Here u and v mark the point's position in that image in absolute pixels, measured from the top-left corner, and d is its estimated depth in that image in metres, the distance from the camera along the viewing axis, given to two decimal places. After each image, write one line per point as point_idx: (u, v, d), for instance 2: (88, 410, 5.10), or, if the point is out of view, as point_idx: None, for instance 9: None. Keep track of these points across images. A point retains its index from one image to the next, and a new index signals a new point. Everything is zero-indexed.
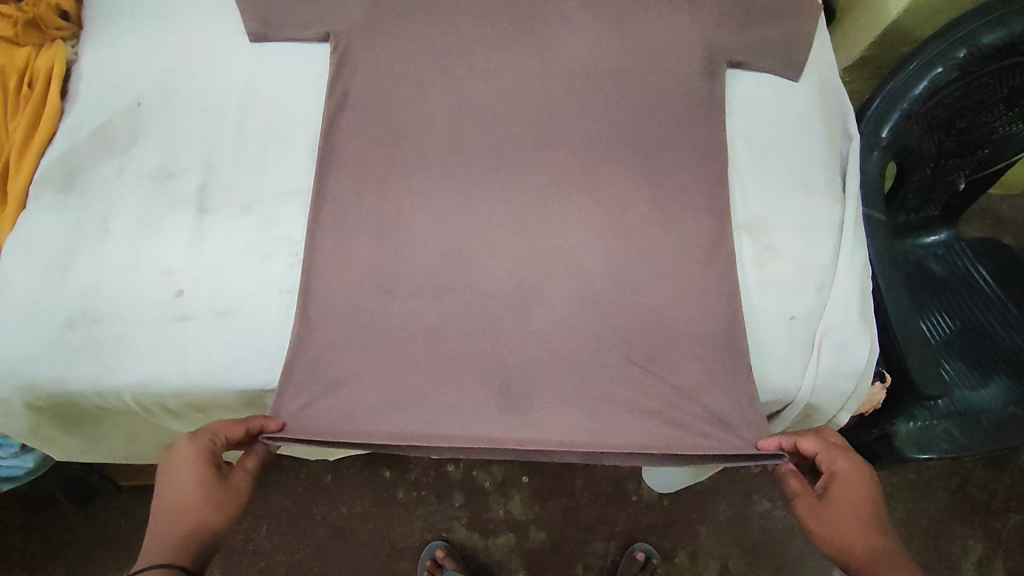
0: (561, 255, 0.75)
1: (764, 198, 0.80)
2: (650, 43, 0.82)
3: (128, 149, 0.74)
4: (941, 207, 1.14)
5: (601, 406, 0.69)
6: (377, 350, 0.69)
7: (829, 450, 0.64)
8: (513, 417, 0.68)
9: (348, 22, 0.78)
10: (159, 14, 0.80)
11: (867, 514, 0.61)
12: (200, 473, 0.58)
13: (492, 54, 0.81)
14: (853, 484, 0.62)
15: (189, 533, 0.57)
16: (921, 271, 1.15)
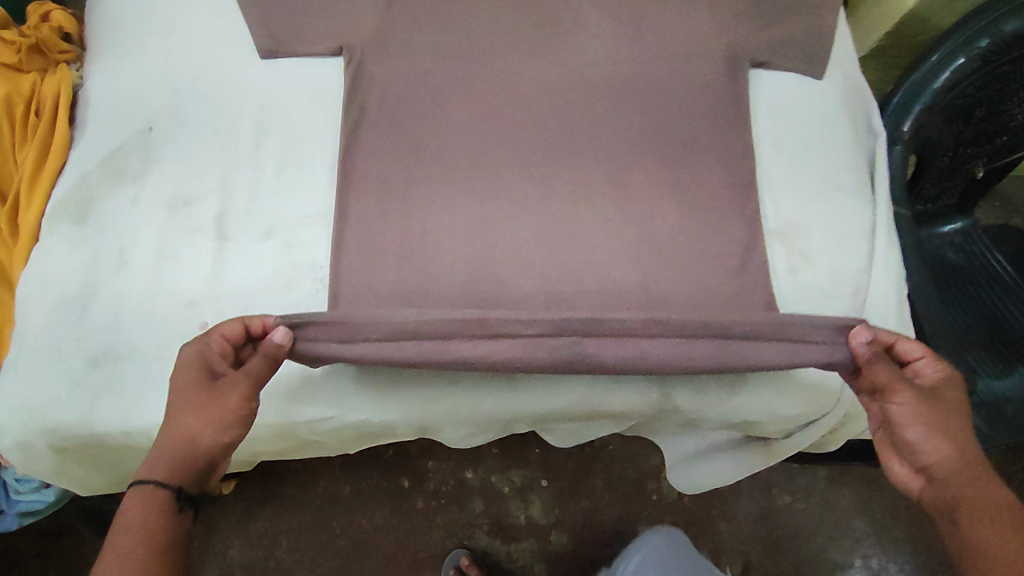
0: (592, 268, 0.73)
1: (795, 202, 0.78)
2: (669, 46, 0.81)
3: (140, 176, 0.71)
4: (957, 196, 1.13)
5: (646, 356, 0.64)
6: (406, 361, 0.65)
7: (934, 357, 0.64)
8: (549, 332, 0.63)
9: (361, 36, 0.77)
10: (161, 31, 0.77)
11: (963, 419, 0.61)
12: (189, 381, 0.59)
13: (511, 63, 0.80)
14: (952, 391, 0.63)
15: (182, 452, 0.59)
16: (942, 261, 1.14)
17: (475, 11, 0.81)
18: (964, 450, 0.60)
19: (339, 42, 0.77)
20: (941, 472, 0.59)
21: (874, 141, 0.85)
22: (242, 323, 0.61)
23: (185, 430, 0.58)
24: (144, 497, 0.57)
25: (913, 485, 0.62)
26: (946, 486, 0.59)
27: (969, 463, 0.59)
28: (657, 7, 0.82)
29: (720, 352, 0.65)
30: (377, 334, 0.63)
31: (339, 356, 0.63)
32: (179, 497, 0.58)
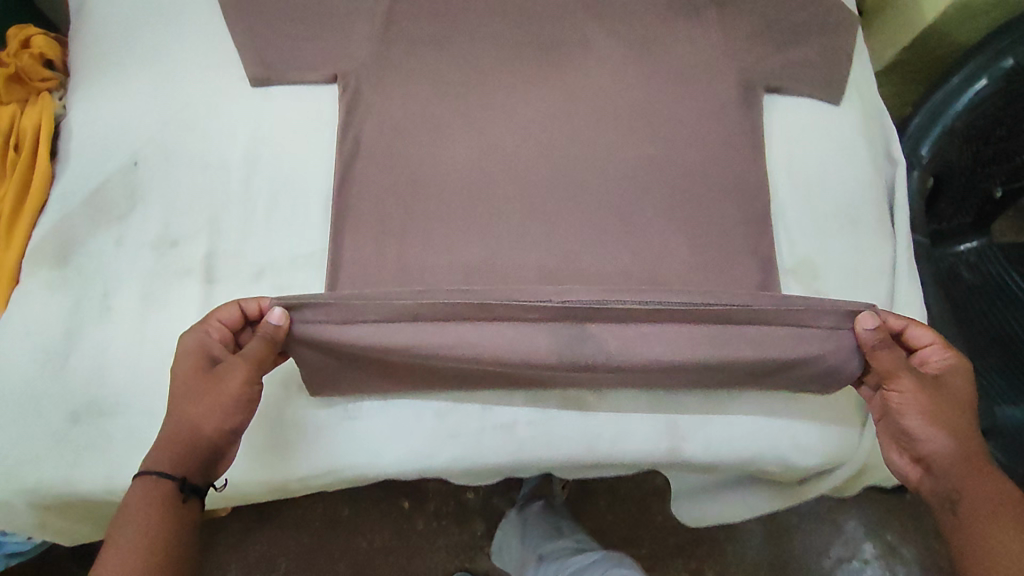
0: None
1: (811, 238, 0.75)
2: (677, 72, 0.78)
3: (126, 215, 0.68)
4: (973, 214, 1.06)
5: (652, 346, 0.63)
6: (409, 374, 0.64)
7: (942, 345, 0.65)
8: (554, 314, 0.62)
9: (357, 63, 0.74)
10: (147, 60, 0.74)
11: (965, 409, 0.62)
12: (188, 369, 0.58)
13: (514, 90, 0.76)
14: (959, 380, 0.63)
15: (183, 443, 0.56)
16: (954, 281, 1.08)
17: (475, 35, 0.77)
18: (966, 441, 0.60)
19: (334, 69, 0.74)
20: (939, 461, 0.60)
21: (895, 169, 0.82)
22: (238, 308, 0.61)
23: (185, 418, 0.56)
24: (144, 491, 0.54)
25: (912, 473, 0.64)
26: (945, 475, 0.60)
27: (968, 454, 0.60)
28: (665, 31, 0.80)
29: (729, 344, 0.63)
30: (377, 314, 0.61)
31: (339, 342, 0.61)
32: (183, 486, 0.55)
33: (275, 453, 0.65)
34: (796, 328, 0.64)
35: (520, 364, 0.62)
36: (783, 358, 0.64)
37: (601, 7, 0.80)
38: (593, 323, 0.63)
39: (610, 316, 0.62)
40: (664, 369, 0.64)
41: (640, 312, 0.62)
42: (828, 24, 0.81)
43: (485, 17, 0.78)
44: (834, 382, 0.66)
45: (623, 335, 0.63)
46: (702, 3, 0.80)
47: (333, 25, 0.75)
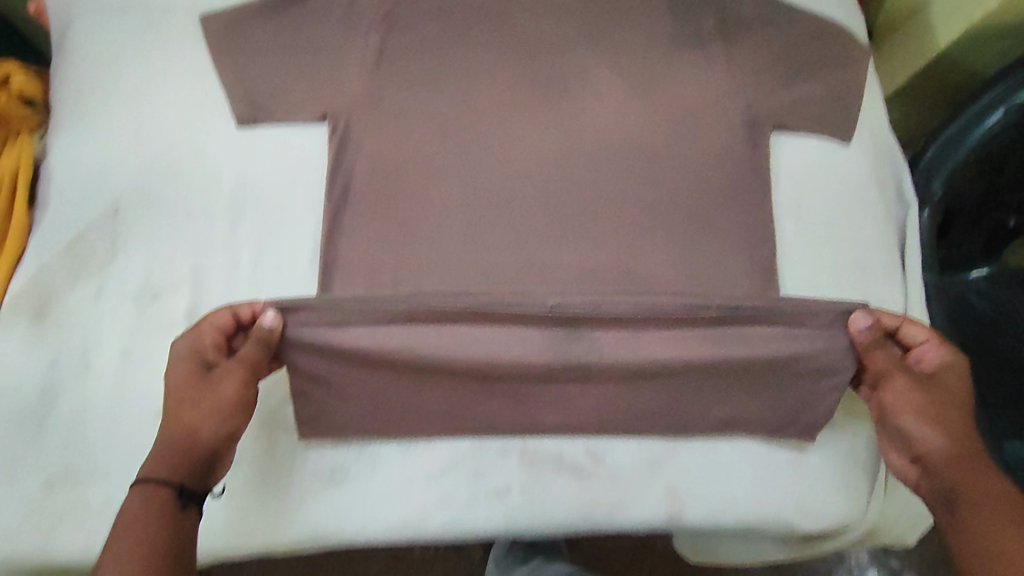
0: None
1: (819, 289, 0.73)
2: (680, 109, 0.75)
3: (107, 267, 0.66)
4: (981, 240, 1.06)
5: (643, 348, 0.63)
6: (401, 403, 0.64)
7: (938, 343, 0.64)
8: (546, 317, 0.62)
9: (348, 102, 0.71)
10: (130, 101, 0.71)
11: (961, 407, 0.61)
12: (183, 374, 0.59)
13: (511, 130, 0.74)
14: (953, 378, 0.62)
15: (181, 446, 0.57)
16: (965, 308, 1.02)
17: (472, 70, 0.75)
18: (963, 439, 0.59)
19: (323, 107, 0.71)
20: (935, 458, 0.59)
21: (906, 212, 0.79)
22: (232, 311, 0.60)
23: (182, 421, 0.57)
24: (144, 497, 0.53)
25: (911, 474, 0.61)
26: (943, 475, 0.58)
27: (963, 450, 0.58)
28: (671, 65, 0.76)
29: (715, 343, 0.64)
30: (371, 319, 0.61)
31: (332, 343, 0.60)
32: (181, 492, 0.54)
33: (265, 517, 0.63)
34: (786, 329, 0.63)
35: (515, 367, 0.63)
36: (771, 356, 0.63)
37: (602, 39, 0.77)
38: (584, 335, 0.63)
39: (603, 322, 0.63)
40: (653, 389, 0.65)
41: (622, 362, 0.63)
42: (838, 57, 0.78)
43: (482, 52, 0.75)
44: (832, 386, 0.64)
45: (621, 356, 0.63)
46: (708, 37, 0.77)
47: (323, 60, 0.72)
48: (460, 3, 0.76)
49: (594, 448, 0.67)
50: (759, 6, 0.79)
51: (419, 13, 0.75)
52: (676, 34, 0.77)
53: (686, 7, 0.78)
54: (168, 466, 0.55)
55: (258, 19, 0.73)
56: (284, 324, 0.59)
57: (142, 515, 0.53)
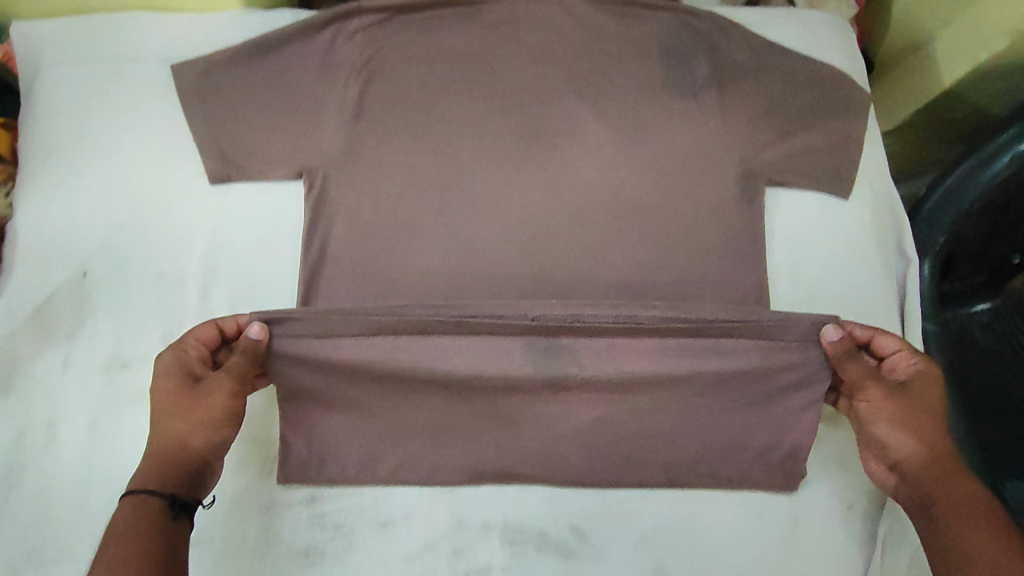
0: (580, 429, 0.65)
1: None
2: (671, 161, 0.72)
3: (74, 333, 0.64)
4: (989, 275, 0.96)
5: (622, 409, 0.63)
6: (386, 449, 0.65)
7: (910, 350, 0.62)
8: (529, 329, 0.59)
9: (326, 158, 0.69)
10: (98, 156, 0.69)
11: (937, 413, 0.59)
12: (168, 388, 0.58)
13: (495, 183, 0.71)
14: (929, 385, 0.61)
15: (172, 457, 0.55)
16: (964, 349, 0.98)
17: (454, 123, 0.72)
18: (937, 448, 0.58)
19: (298, 165, 0.69)
20: (910, 467, 0.58)
21: (906, 266, 0.76)
22: (216, 326, 0.60)
23: (174, 432, 0.56)
24: (135, 506, 0.52)
25: (890, 481, 0.61)
26: (918, 484, 0.57)
27: (937, 458, 0.57)
28: (661, 116, 0.74)
29: (693, 356, 0.61)
30: (354, 330, 0.59)
31: (316, 353, 0.59)
32: (173, 502, 0.53)
33: None
34: (762, 343, 0.60)
35: (498, 377, 0.61)
36: (745, 367, 0.61)
37: (590, 89, 0.74)
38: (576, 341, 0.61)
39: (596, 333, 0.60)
40: (636, 408, 0.63)
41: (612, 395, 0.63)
42: (837, 106, 0.75)
43: (464, 102, 0.73)
44: (806, 401, 0.63)
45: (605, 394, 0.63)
46: (702, 87, 0.74)
47: (302, 114, 0.70)
48: (443, 53, 0.74)
49: (572, 496, 0.67)
50: (756, 53, 0.76)
51: (400, 63, 0.73)
52: (668, 82, 0.75)
53: (678, 53, 0.75)
54: (159, 477, 0.54)
55: (233, 69, 0.71)
56: (271, 334, 0.58)
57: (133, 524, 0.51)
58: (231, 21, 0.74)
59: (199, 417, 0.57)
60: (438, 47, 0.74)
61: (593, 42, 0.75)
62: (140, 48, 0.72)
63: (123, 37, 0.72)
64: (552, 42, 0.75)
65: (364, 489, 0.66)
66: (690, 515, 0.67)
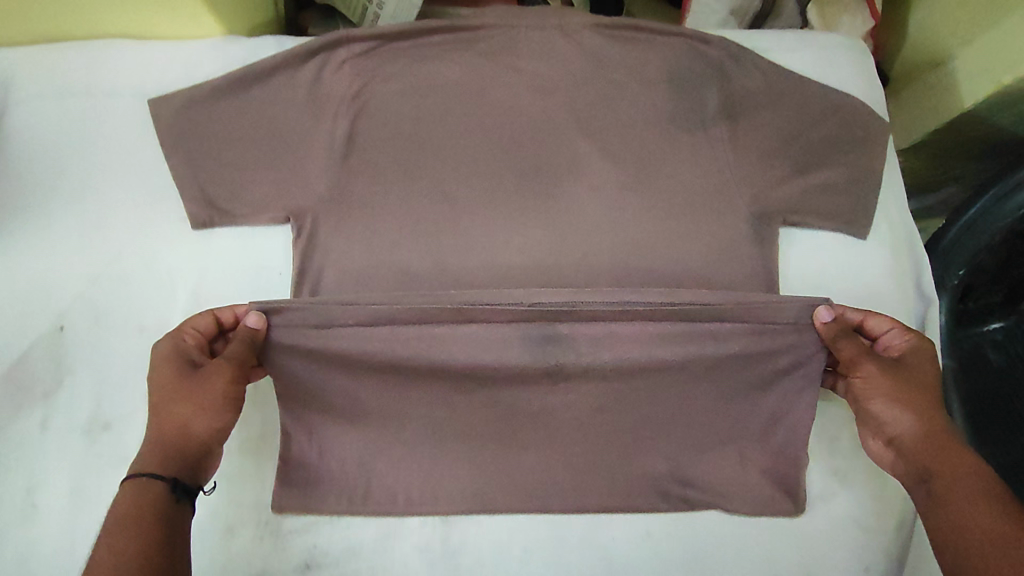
0: (583, 476, 0.65)
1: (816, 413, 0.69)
2: (681, 198, 0.69)
3: (50, 395, 0.60)
4: (1004, 292, 0.88)
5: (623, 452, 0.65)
6: (385, 500, 0.64)
7: (902, 330, 0.63)
8: (526, 316, 0.59)
9: (316, 200, 0.65)
10: (75, 200, 0.65)
11: (931, 390, 0.60)
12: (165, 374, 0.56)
13: (494, 224, 0.67)
14: (923, 363, 0.61)
15: (170, 443, 0.54)
16: (979, 368, 0.90)
17: (451, 159, 0.68)
18: (934, 421, 0.58)
19: (287, 208, 0.65)
20: (907, 442, 0.58)
21: (926, 307, 0.73)
22: (212, 316, 0.60)
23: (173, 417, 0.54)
24: (137, 489, 0.50)
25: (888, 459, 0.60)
26: (915, 459, 0.57)
27: (933, 431, 0.57)
28: (669, 149, 0.70)
29: (691, 342, 0.61)
30: (354, 320, 0.58)
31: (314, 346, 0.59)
32: (175, 485, 0.51)
33: None
34: (760, 325, 0.60)
35: (494, 367, 0.61)
36: (740, 353, 0.61)
37: (594, 121, 0.70)
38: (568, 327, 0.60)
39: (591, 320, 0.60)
40: (631, 414, 0.64)
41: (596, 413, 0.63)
42: (853, 137, 0.71)
43: (460, 135, 0.69)
44: (800, 383, 0.63)
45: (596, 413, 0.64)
46: (712, 118, 0.70)
47: (290, 155, 0.66)
48: (437, 83, 0.70)
49: (577, 550, 0.65)
50: (768, 81, 0.72)
51: (391, 94, 0.69)
52: (676, 113, 0.71)
53: (688, 81, 0.71)
54: (157, 461, 0.52)
55: (215, 104, 0.67)
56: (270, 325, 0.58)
57: (135, 507, 0.50)
58: (211, 51, 0.69)
59: (200, 400, 0.56)
60: (431, 77, 0.70)
61: (595, 71, 0.71)
62: (115, 82, 0.68)
63: (95, 70, 0.68)
64: (552, 70, 0.71)
65: (363, 555, 0.64)
66: (696, 558, 0.65)
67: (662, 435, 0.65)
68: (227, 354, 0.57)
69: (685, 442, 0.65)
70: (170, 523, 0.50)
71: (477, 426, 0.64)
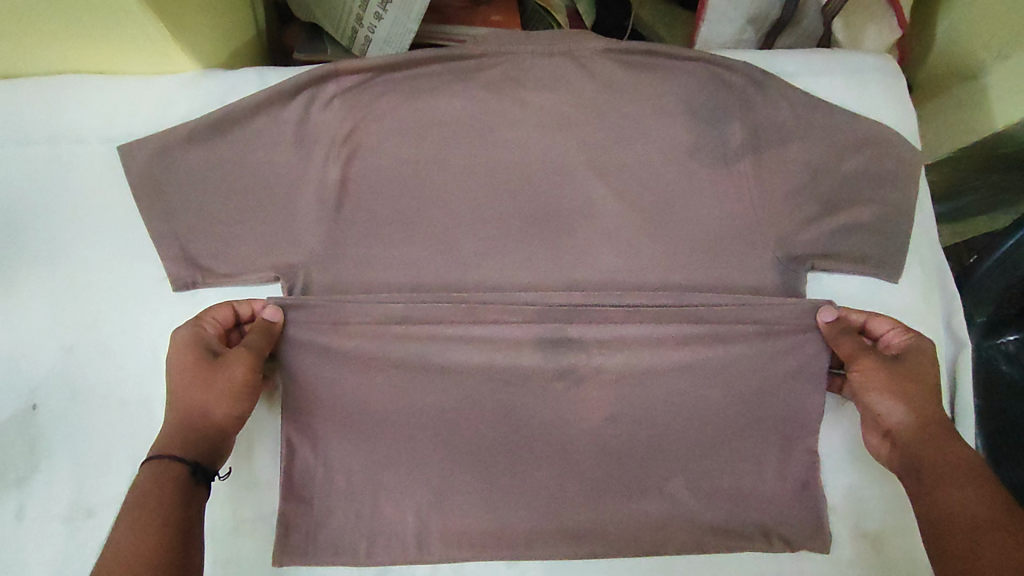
0: (600, 539, 0.62)
1: (846, 470, 0.65)
2: (700, 241, 0.64)
3: (25, 479, 0.57)
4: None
5: (638, 500, 0.63)
6: (394, 567, 0.61)
7: (902, 328, 0.62)
8: (539, 316, 0.61)
9: (309, 256, 0.60)
10: (45, 261, 0.60)
11: (929, 387, 0.58)
12: (185, 363, 0.55)
13: (501, 273, 0.63)
14: (919, 359, 0.59)
15: (190, 426, 0.53)
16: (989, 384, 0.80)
17: (454, 206, 0.63)
18: (927, 416, 0.56)
19: (275, 267, 0.60)
20: (902, 435, 0.56)
21: (957, 351, 0.69)
22: (231, 307, 0.59)
23: (195, 401, 0.54)
24: (155, 468, 0.51)
25: (884, 451, 0.59)
26: (906, 447, 0.56)
27: (927, 424, 0.56)
28: (687, 188, 0.64)
29: (697, 341, 0.62)
30: (369, 319, 0.60)
31: (330, 346, 0.60)
32: (195, 467, 0.51)
33: None
34: (758, 326, 0.61)
35: (508, 371, 0.62)
36: (749, 353, 0.62)
37: (606, 158, 0.65)
38: (575, 326, 0.62)
39: (597, 321, 0.62)
40: (642, 452, 0.63)
41: (609, 456, 0.63)
42: (885, 171, 0.66)
43: (463, 178, 0.64)
44: (812, 390, 0.62)
45: (611, 458, 0.63)
46: (734, 152, 0.65)
47: (277, 207, 0.61)
48: (435, 119, 0.64)
49: None
50: (795, 111, 0.66)
51: (387, 134, 0.63)
52: (696, 148, 0.65)
53: (708, 110, 0.65)
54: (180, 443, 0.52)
55: (190, 148, 0.61)
56: (285, 319, 0.59)
57: (153, 487, 0.49)
58: (185, 88, 0.63)
59: (222, 387, 0.55)
60: (429, 113, 0.64)
61: (608, 103, 0.65)
62: (80, 126, 0.62)
63: (56, 113, 0.62)
64: (561, 102, 0.65)
65: None
66: None
67: (677, 485, 0.63)
68: (246, 344, 0.56)
69: (703, 490, 0.63)
70: (186, 505, 0.50)
71: (488, 474, 0.62)
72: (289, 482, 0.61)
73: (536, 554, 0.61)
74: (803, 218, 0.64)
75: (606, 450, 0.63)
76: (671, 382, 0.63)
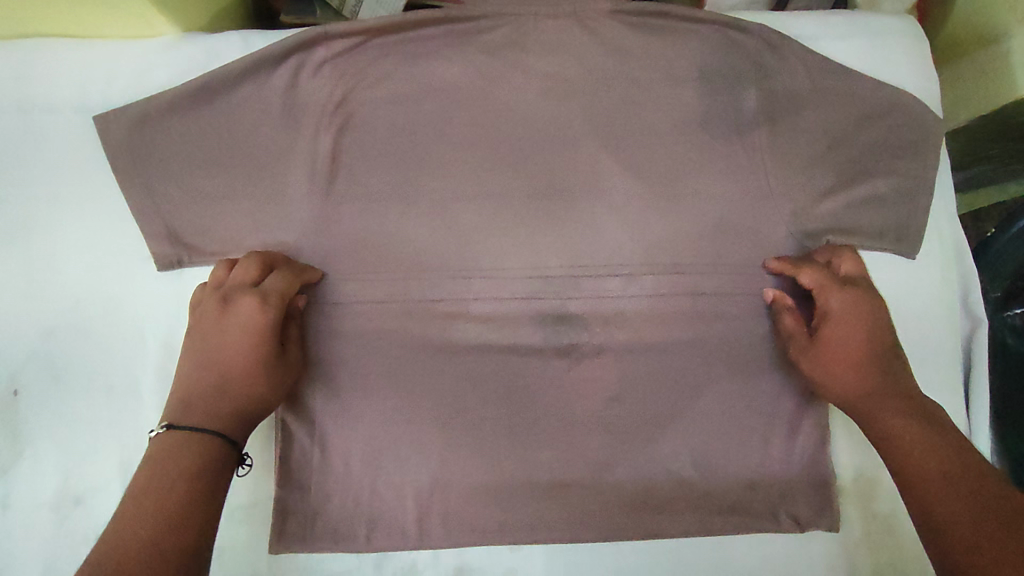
0: (607, 524, 0.60)
1: (862, 449, 0.63)
2: (710, 214, 0.61)
3: (9, 467, 0.55)
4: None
5: (646, 485, 0.60)
6: (397, 550, 0.59)
7: (822, 287, 0.57)
8: (537, 293, 0.60)
9: (301, 232, 0.58)
10: (20, 239, 0.57)
11: (849, 359, 0.54)
12: (262, 355, 0.52)
13: (502, 249, 0.60)
14: (839, 329, 0.55)
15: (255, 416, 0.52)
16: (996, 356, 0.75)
17: (452, 179, 0.60)
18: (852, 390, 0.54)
19: (265, 244, 0.57)
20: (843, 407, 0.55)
21: (974, 327, 0.67)
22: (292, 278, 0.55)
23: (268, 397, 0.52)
24: (193, 447, 0.47)
25: None
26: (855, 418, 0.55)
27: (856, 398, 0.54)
28: (698, 159, 0.61)
29: (701, 318, 0.61)
30: (367, 296, 0.59)
31: (324, 326, 0.59)
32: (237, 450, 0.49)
33: None
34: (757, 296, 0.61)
35: (509, 349, 0.60)
36: (753, 328, 0.61)
37: (613, 127, 0.61)
38: (575, 303, 0.61)
39: (599, 295, 0.61)
40: (649, 434, 0.61)
41: (615, 439, 0.60)
42: (907, 141, 0.62)
43: (461, 148, 0.60)
44: None
45: (617, 442, 0.60)
46: (748, 121, 0.61)
47: (266, 181, 0.57)
48: (431, 86, 0.60)
49: None
50: (815, 77, 0.62)
51: (380, 103, 0.59)
52: (708, 116, 0.61)
53: (721, 76, 0.62)
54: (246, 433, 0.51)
55: (170, 118, 0.57)
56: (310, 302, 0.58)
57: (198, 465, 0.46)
58: (163, 54, 0.59)
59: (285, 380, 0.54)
60: (424, 79, 0.60)
61: (615, 68, 0.62)
62: (53, 95, 0.58)
63: (26, 80, 0.58)
64: (565, 68, 0.61)
65: None
66: None
67: (685, 470, 0.61)
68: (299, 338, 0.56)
69: (712, 473, 0.61)
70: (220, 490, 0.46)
71: (491, 457, 0.60)
72: (284, 467, 0.58)
73: (540, 540, 0.59)
74: (818, 190, 0.61)
75: (612, 432, 0.60)
76: (677, 361, 0.61)
